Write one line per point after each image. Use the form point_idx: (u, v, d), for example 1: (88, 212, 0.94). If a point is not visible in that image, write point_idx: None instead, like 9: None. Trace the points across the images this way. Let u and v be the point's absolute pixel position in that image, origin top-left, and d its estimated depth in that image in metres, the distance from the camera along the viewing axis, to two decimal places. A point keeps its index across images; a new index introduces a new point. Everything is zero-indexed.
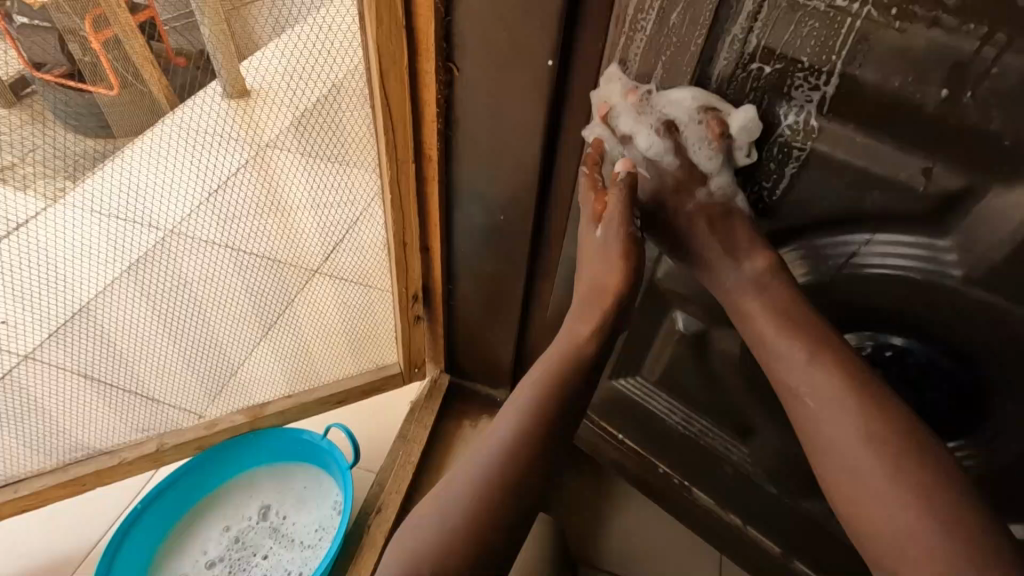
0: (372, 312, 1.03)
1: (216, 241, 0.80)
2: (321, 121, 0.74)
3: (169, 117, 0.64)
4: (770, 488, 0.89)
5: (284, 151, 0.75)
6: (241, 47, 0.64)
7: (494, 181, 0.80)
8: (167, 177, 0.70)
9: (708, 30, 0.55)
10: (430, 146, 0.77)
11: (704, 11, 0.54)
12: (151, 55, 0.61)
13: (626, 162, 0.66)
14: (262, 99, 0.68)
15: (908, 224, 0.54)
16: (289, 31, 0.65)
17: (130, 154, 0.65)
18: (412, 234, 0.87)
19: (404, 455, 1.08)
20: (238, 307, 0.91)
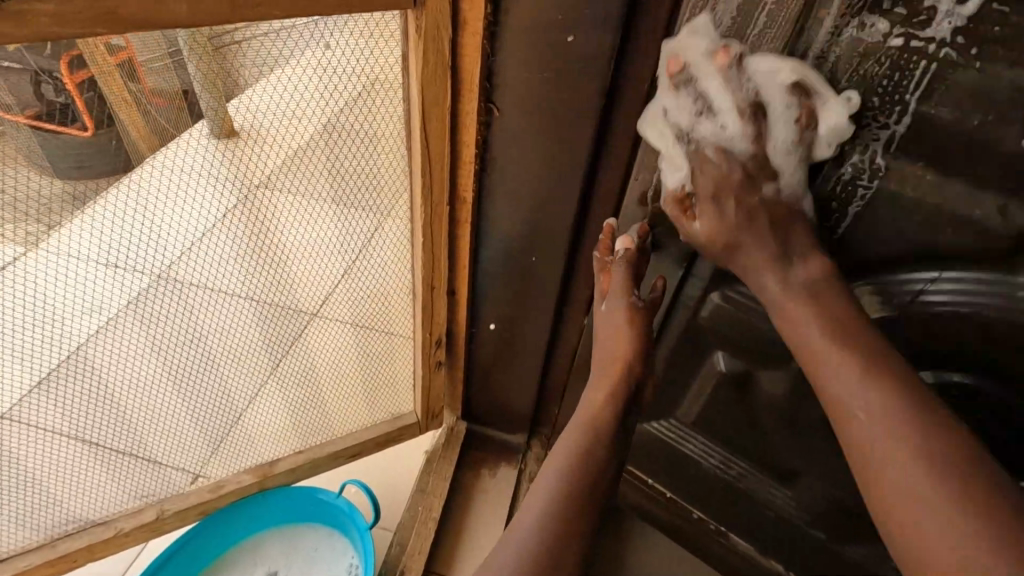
0: (386, 358, 0.98)
1: (227, 287, 0.76)
2: (332, 162, 0.70)
3: (149, 160, 0.62)
4: (815, 531, 0.87)
5: (278, 192, 0.70)
6: (227, 85, 0.60)
7: (528, 224, 0.77)
8: (158, 223, 0.66)
9: (772, 71, 0.55)
10: (464, 188, 0.75)
11: (769, 51, 0.54)
12: (128, 96, 0.59)
13: (626, 239, 0.72)
14: (252, 143, 0.64)
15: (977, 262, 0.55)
16: (284, 67, 0.61)
17: (115, 200, 0.62)
18: (440, 275, 0.84)
19: (424, 510, 1.02)
20: (248, 359, 0.86)
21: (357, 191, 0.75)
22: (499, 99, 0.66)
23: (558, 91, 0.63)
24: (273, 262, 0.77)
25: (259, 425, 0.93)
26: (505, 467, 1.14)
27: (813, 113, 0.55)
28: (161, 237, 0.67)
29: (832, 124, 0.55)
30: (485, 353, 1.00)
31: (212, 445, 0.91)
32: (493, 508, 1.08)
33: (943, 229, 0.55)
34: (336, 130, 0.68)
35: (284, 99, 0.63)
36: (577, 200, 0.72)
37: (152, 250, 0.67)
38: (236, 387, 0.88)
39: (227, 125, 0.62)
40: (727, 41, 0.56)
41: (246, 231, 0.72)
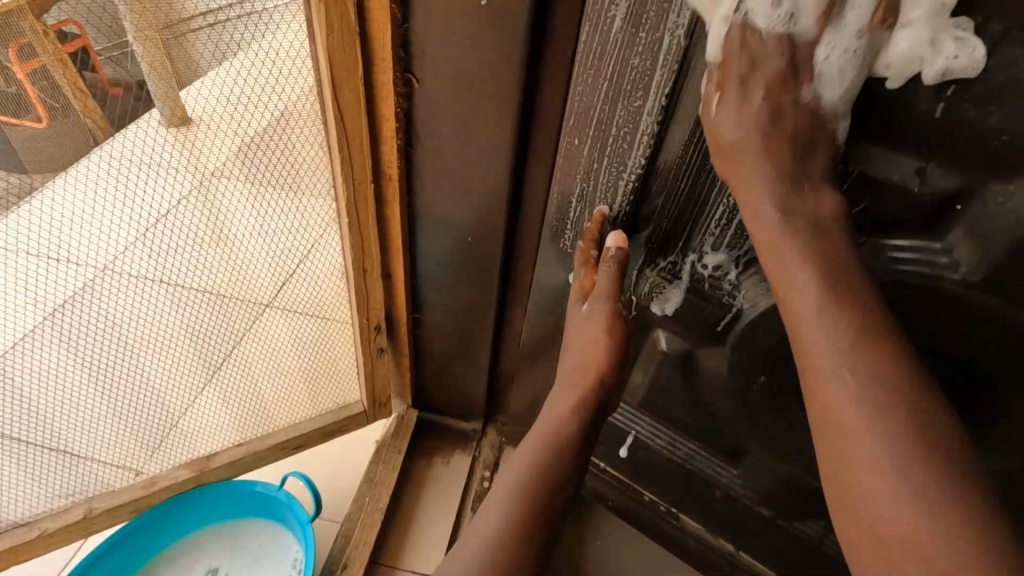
0: (332, 347, 0.95)
1: (165, 278, 0.73)
2: (267, 147, 0.67)
3: (102, 147, 0.58)
4: (764, 510, 0.84)
5: (229, 180, 0.68)
6: (181, 70, 0.57)
7: (458, 201, 0.74)
8: (99, 212, 0.62)
9: (687, 30, 0.52)
10: (389, 164, 0.71)
11: (680, 10, 0.51)
12: (83, 85, 0.55)
13: (616, 236, 0.68)
14: (205, 127, 0.62)
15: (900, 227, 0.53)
16: (233, 57, 0.59)
17: (58, 186, 0.59)
18: (373, 259, 0.80)
19: (371, 501, 0.99)
20: (189, 350, 0.83)
21: (291, 175, 0.72)
22: (417, 66, 0.63)
23: (475, 57, 0.60)
24: (216, 254, 0.74)
25: (200, 419, 0.90)
26: (459, 456, 1.12)
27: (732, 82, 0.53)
28: (94, 229, 0.63)
29: (749, 85, 0.52)
30: (430, 338, 0.97)
31: (149, 440, 0.88)
32: (446, 497, 1.06)
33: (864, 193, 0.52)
34: (255, 111, 0.64)
35: (219, 93, 0.60)
36: (505, 175, 0.70)
37: (84, 243, 0.64)
38: (177, 378, 0.85)
39: (178, 112, 0.60)
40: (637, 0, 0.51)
41: (188, 220, 0.69)
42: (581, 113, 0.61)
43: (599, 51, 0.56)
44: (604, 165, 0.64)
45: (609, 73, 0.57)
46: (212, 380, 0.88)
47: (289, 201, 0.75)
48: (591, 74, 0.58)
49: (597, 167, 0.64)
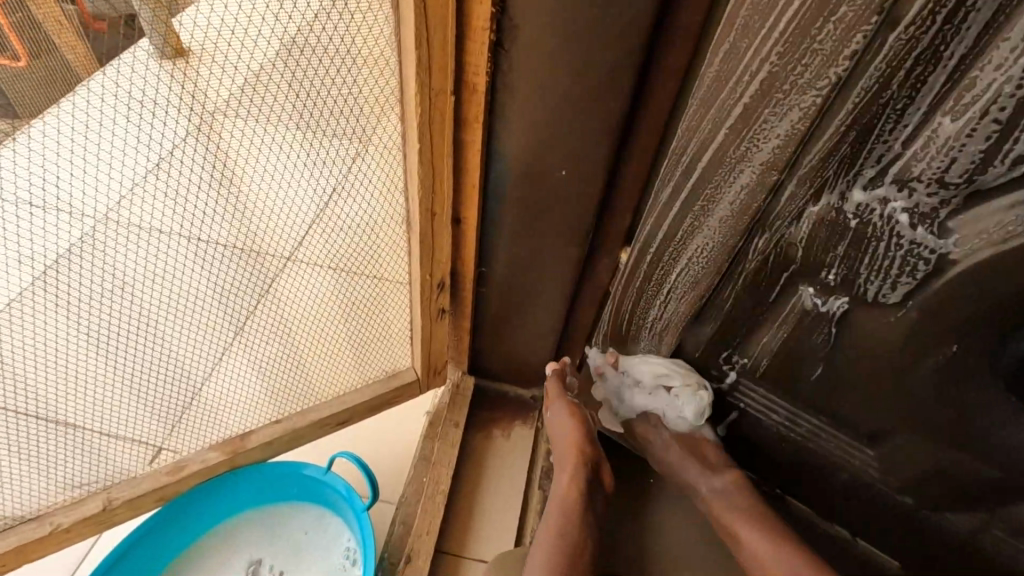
0: (382, 306, 0.79)
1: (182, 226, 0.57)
2: (318, 54, 0.50)
3: (85, 86, 0.45)
4: (903, 497, 0.72)
5: (237, 120, 0.51)
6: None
7: (558, 122, 0.57)
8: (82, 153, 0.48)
9: None
10: (474, 70, 0.54)
11: None
12: (66, 20, 0.42)
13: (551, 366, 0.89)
14: (204, 57, 0.46)
15: None
16: None
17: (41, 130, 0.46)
18: (444, 199, 0.64)
19: (430, 483, 0.86)
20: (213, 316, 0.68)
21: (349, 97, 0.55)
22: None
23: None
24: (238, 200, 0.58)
25: (231, 394, 0.76)
26: (521, 427, 0.99)
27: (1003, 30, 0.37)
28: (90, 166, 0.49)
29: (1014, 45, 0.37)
30: (497, 295, 0.82)
31: (174, 419, 0.75)
32: (510, 473, 0.94)
33: None
34: None
35: None
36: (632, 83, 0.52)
37: (81, 185, 0.50)
38: (200, 349, 0.71)
39: (172, 42, 0.45)
40: None
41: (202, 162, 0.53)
42: None
43: None
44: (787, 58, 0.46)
45: None
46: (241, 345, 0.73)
47: (344, 129, 0.57)
48: None
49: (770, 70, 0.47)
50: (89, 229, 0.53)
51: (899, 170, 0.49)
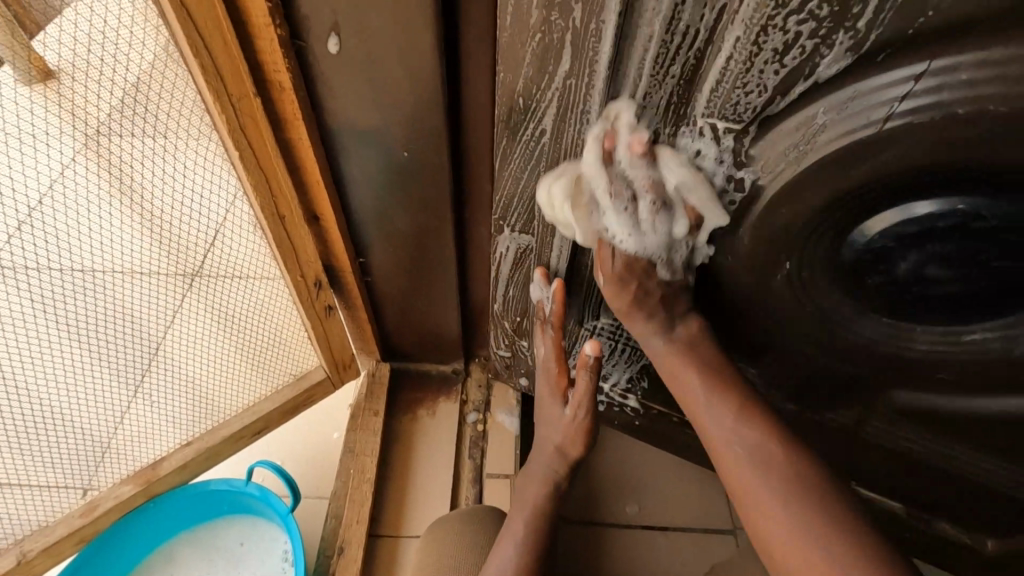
0: (271, 316, 0.81)
1: (102, 257, 0.66)
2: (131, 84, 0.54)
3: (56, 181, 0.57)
4: (788, 407, 0.76)
5: (112, 134, 0.56)
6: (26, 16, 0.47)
7: (382, 102, 0.57)
8: (59, 233, 0.61)
9: None
10: (275, 69, 0.54)
11: None
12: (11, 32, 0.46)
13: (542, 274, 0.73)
14: (71, 78, 0.51)
15: (966, 38, 0.39)
16: None
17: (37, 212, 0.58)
18: (285, 195, 0.65)
19: (356, 473, 0.88)
20: (117, 339, 0.73)
21: (156, 115, 0.57)
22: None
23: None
24: (161, 222, 0.66)
25: (144, 420, 0.79)
26: (446, 402, 1.00)
27: (685, 56, 0.47)
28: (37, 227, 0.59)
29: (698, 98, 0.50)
30: (387, 281, 0.82)
31: (89, 457, 0.76)
32: (440, 450, 0.95)
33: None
34: (90, 31, 0.50)
35: (73, 36, 0.49)
36: (437, 61, 0.53)
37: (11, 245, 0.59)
38: (111, 374, 0.75)
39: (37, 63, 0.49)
40: None
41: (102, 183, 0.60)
42: None
43: None
44: (557, 8, 0.46)
45: None
46: (145, 372, 0.77)
47: (177, 148, 0.61)
48: None
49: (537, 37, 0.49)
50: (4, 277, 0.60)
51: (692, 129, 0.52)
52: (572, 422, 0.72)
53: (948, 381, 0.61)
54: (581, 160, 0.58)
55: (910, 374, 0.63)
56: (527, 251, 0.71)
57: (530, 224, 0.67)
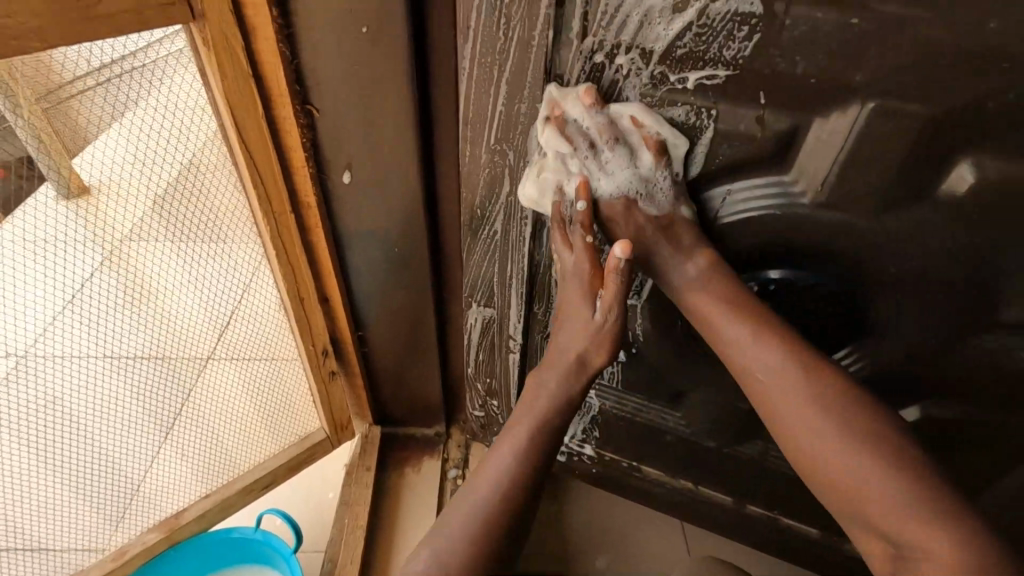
0: (280, 382, 0.99)
1: (124, 347, 0.80)
2: (185, 200, 0.73)
3: (99, 283, 0.73)
4: (710, 442, 0.93)
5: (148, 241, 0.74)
6: (70, 143, 0.61)
7: (379, 211, 0.79)
8: (96, 331, 0.76)
9: (548, 55, 0.59)
10: (305, 193, 0.76)
11: (534, 33, 0.58)
12: (55, 132, 0.61)
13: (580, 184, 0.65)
14: (105, 192, 0.67)
15: (751, 169, 0.61)
16: (139, 122, 0.64)
17: (81, 313, 0.73)
18: (307, 285, 0.86)
19: (351, 522, 1.01)
20: (139, 416, 0.87)
21: (199, 227, 0.77)
22: (308, 68, 0.65)
23: (358, 38, 0.62)
24: (183, 311, 0.83)
25: (165, 478, 0.93)
26: (430, 460, 1.14)
27: None
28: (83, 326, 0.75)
29: None
30: (380, 351, 1.00)
31: (118, 509, 0.91)
32: (424, 501, 1.09)
33: (721, 146, 0.60)
34: (165, 170, 0.70)
35: (117, 152, 0.65)
36: (418, 183, 0.76)
37: (54, 342, 0.73)
38: (141, 437, 0.89)
39: (76, 182, 0.65)
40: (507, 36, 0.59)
41: (134, 284, 0.77)
42: (467, 130, 0.68)
43: (473, 77, 0.63)
44: (502, 152, 0.69)
45: (494, 96, 0.64)
46: (166, 439, 0.91)
47: (213, 252, 0.80)
48: (475, 99, 0.65)
49: (486, 170, 0.71)
50: (38, 367, 0.73)
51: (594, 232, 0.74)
52: (600, 334, 0.67)
53: None
54: (522, 253, 0.79)
55: None
56: (491, 322, 0.91)
57: (493, 300, 0.87)
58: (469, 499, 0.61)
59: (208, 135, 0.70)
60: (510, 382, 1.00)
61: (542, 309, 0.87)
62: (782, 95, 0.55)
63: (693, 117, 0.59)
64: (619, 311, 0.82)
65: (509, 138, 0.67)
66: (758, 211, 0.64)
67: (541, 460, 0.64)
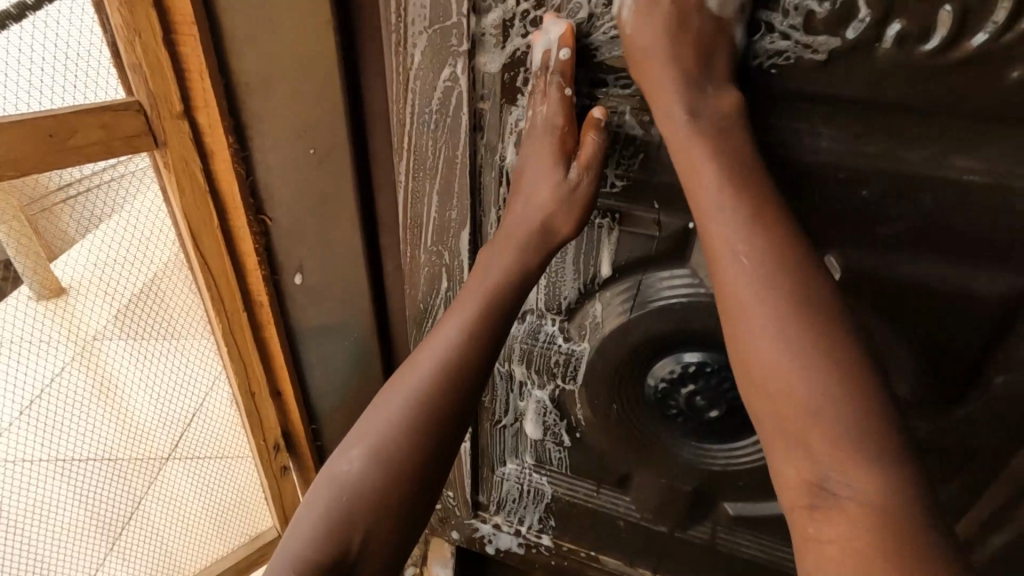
0: (233, 482, 0.99)
1: (79, 447, 0.82)
2: (148, 306, 0.78)
3: (60, 383, 0.77)
4: (659, 527, 0.93)
5: (113, 342, 0.78)
6: (51, 248, 0.67)
7: (330, 307, 0.85)
8: (52, 431, 0.78)
9: (468, 173, 0.67)
10: (258, 292, 0.82)
11: (457, 152, 0.66)
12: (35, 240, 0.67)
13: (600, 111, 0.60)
14: (77, 293, 0.72)
15: (656, 262, 0.69)
16: (106, 235, 0.71)
17: (39, 412, 0.76)
18: (258, 380, 0.89)
19: None
20: (86, 517, 0.87)
21: (161, 330, 0.82)
22: (262, 183, 0.73)
23: (306, 157, 0.70)
24: (141, 411, 0.86)
25: None
26: None
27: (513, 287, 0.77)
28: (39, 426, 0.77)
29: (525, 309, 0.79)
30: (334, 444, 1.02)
31: None
32: None
33: (627, 243, 0.68)
34: (128, 278, 0.76)
35: (89, 260, 0.71)
36: (365, 280, 0.81)
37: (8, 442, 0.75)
38: (85, 540, 0.88)
39: (50, 284, 0.70)
40: (437, 154, 0.67)
41: (96, 384, 0.80)
42: (407, 233, 0.75)
43: (408, 188, 0.71)
44: (439, 253, 0.75)
45: (429, 203, 0.71)
46: (112, 543, 0.90)
47: (174, 352, 0.85)
48: (411, 207, 0.72)
49: (425, 267, 0.77)
50: None
51: (528, 326, 0.80)
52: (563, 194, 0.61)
53: (747, 487, 0.83)
54: None
55: (724, 483, 0.83)
56: None
57: None
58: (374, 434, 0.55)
59: (168, 245, 0.77)
60: (463, 471, 1.01)
61: (489, 397, 0.91)
62: (670, 199, 0.63)
63: (589, 230, 0.69)
64: (559, 396, 0.85)
65: (443, 240, 0.74)
66: (668, 299, 0.70)
67: (463, 369, 0.58)
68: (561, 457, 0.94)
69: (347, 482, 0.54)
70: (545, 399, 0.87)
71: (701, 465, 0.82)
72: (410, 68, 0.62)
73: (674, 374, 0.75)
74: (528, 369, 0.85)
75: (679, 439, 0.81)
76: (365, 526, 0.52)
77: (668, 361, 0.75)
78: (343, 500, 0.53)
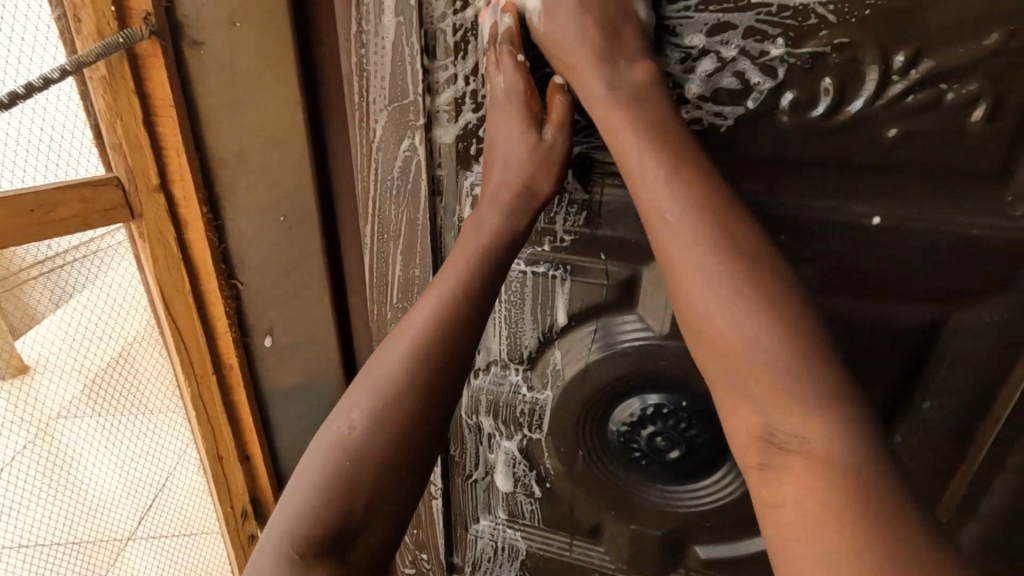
0: (200, 554, 0.98)
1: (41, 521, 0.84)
2: (113, 380, 0.81)
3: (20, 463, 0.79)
4: None
5: (75, 419, 0.81)
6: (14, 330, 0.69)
7: (299, 367, 0.86)
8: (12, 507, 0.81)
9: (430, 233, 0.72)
10: (228, 354, 0.83)
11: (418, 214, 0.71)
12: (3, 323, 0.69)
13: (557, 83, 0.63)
14: (39, 373, 0.76)
15: (609, 309, 0.74)
16: (77, 309, 0.74)
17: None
18: (226, 445, 0.89)
19: None
20: None
21: (126, 404, 0.84)
22: (234, 248, 0.77)
23: (276, 223, 0.75)
24: (103, 483, 0.87)
25: None
26: None
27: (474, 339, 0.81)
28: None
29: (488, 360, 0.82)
30: None
31: None
32: None
33: (581, 292, 0.73)
34: (96, 351, 0.78)
35: (54, 337, 0.74)
36: (334, 339, 0.84)
37: None
38: None
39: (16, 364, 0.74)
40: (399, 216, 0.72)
41: (57, 460, 0.82)
42: (373, 291, 0.79)
43: (374, 248, 0.75)
44: (405, 309, 0.79)
45: (393, 262, 0.76)
46: None
47: (139, 424, 0.86)
48: (377, 266, 0.76)
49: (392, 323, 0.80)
50: None
51: (492, 377, 0.83)
52: (537, 156, 0.61)
53: (715, 527, 0.84)
54: None
55: (693, 525, 0.85)
56: None
57: None
58: (371, 396, 0.55)
59: (139, 314, 0.79)
60: (436, 532, 1.00)
61: (458, 451, 0.92)
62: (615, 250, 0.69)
63: (545, 280, 0.73)
64: (527, 446, 0.87)
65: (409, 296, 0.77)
66: (623, 344, 0.74)
67: (452, 329, 0.56)
68: (533, 510, 0.94)
69: (346, 438, 0.53)
70: (514, 451, 0.88)
71: (669, 508, 0.84)
72: (373, 141, 0.68)
73: (636, 416, 0.78)
74: (495, 421, 0.87)
75: (646, 482, 0.83)
76: (367, 493, 0.52)
77: (628, 405, 0.78)
78: (347, 458, 0.53)
